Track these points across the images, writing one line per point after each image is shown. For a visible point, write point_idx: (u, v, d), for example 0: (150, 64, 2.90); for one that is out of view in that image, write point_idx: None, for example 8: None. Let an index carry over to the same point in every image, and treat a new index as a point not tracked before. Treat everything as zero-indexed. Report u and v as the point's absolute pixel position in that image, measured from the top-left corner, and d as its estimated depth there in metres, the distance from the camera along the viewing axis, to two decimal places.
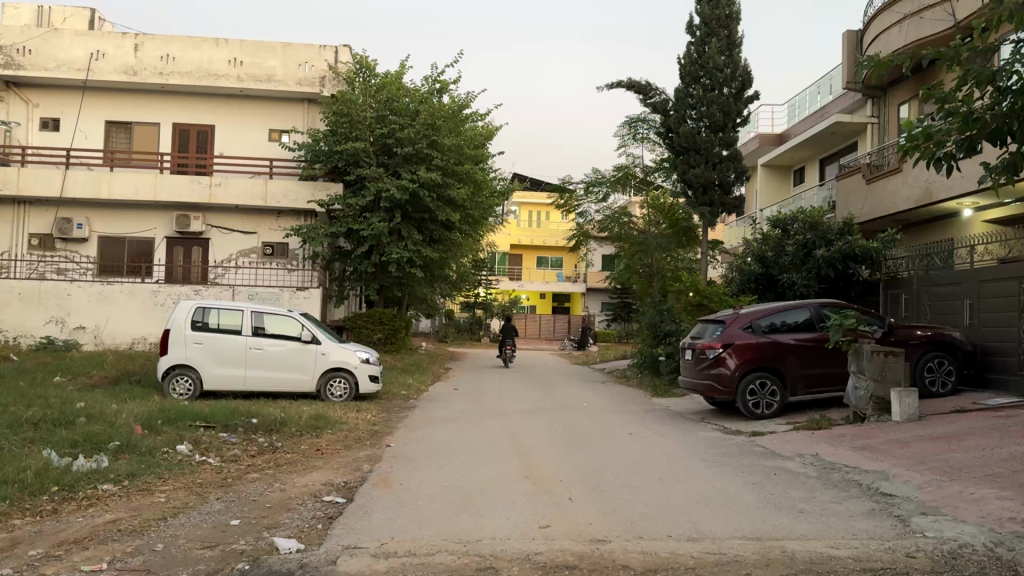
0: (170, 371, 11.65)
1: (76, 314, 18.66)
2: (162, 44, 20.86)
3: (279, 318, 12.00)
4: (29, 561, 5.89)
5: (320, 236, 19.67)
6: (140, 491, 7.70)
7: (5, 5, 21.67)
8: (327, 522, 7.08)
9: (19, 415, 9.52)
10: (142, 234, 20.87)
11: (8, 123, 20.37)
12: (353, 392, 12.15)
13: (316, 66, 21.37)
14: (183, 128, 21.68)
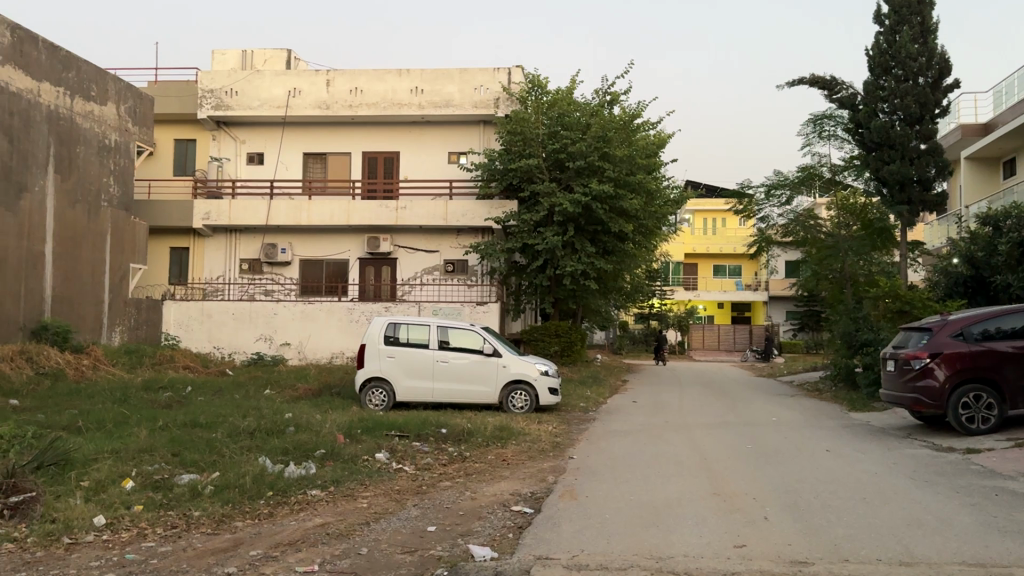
0: (366, 384, 12.41)
1: (282, 331, 20.35)
2: (350, 79, 22.39)
3: (462, 332, 12.45)
4: (251, 560, 6.45)
5: (496, 252, 20.25)
6: (344, 497, 8.23)
7: (215, 52, 24.01)
8: (518, 531, 7.23)
9: (237, 425, 10.48)
10: (337, 256, 22.43)
11: (219, 159, 22.64)
12: (534, 403, 12.34)
13: (491, 88, 22.15)
14: (371, 155, 23.14)
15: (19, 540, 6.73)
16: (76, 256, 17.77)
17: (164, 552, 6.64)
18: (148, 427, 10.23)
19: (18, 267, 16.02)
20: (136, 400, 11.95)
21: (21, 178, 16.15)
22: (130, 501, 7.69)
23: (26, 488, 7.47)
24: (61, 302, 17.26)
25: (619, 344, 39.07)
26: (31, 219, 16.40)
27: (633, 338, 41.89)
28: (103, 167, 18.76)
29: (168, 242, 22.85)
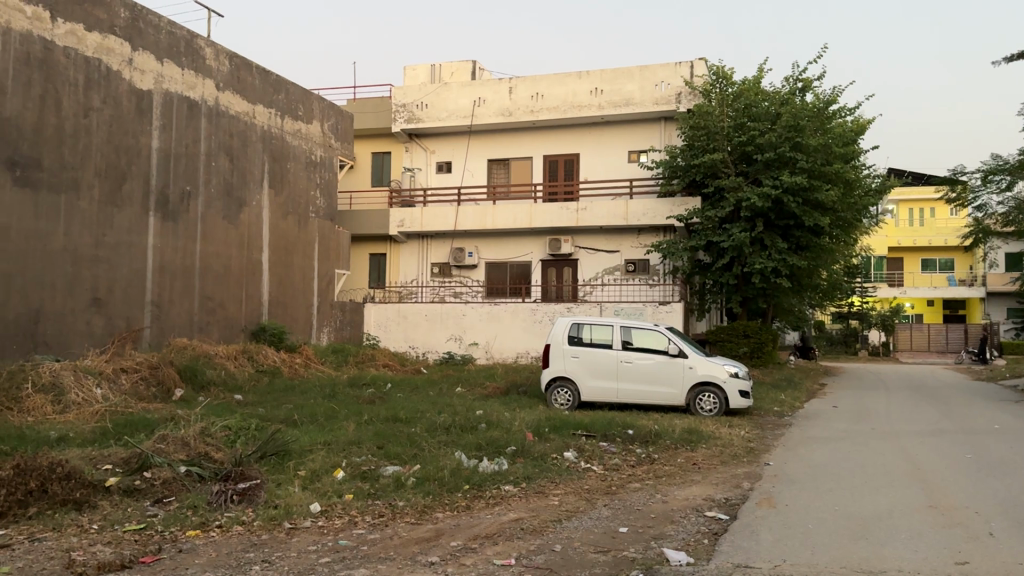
0: (552, 383, 12.62)
1: (471, 331, 21.14)
2: (532, 84, 22.85)
3: (646, 332, 12.33)
4: (452, 551, 6.74)
5: (679, 250, 19.92)
6: (536, 493, 8.40)
7: (406, 68, 25.37)
8: (713, 538, 7.04)
9: (433, 421, 11.02)
10: (520, 258, 23.00)
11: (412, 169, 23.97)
12: (723, 407, 11.93)
13: (672, 84, 21.76)
14: (552, 158, 23.52)
15: (247, 523, 7.43)
16: (288, 263, 19.45)
17: (373, 539, 7.10)
18: (354, 421, 10.97)
19: (241, 275, 17.76)
20: (342, 396, 12.92)
21: (241, 193, 17.88)
22: (341, 491, 8.28)
23: (251, 475, 8.30)
24: (277, 306, 18.95)
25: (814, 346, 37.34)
26: (250, 231, 18.13)
27: (830, 340, 40.43)
28: (310, 181, 20.43)
29: (365, 248, 24.44)
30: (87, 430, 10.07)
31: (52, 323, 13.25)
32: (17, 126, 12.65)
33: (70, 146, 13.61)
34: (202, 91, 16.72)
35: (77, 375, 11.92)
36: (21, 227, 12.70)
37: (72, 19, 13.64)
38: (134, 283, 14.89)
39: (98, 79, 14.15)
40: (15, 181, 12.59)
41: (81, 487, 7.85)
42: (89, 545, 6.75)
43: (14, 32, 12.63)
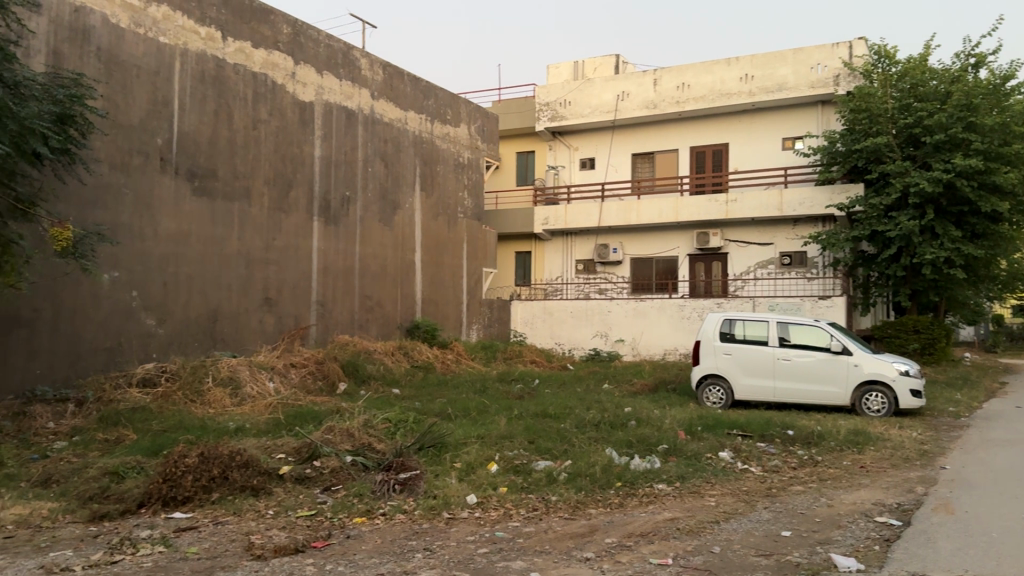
0: (703, 380, 12.37)
1: (617, 328, 21.00)
2: (678, 74, 22.43)
3: (805, 328, 11.79)
4: (607, 548, 6.71)
5: (840, 241, 18.87)
6: (691, 493, 8.22)
7: (549, 67, 25.51)
8: (885, 544, 6.62)
9: (583, 417, 11.02)
10: (667, 253, 22.63)
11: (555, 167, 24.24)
12: (893, 407, 11.18)
13: (830, 65, 20.63)
14: (699, 150, 22.96)
15: (409, 511, 7.73)
16: (440, 263, 20.13)
17: (529, 532, 7.20)
18: (505, 415, 11.18)
19: (395, 275, 18.54)
20: (493, 391, 13.19)
21: (395, 196, 18.66)
22: (496, 483, 8.46)
23: (411, 466, 8.66)
24: (430, 304, 19.65)
25: (992, 341, 34.23)
26: (404, 232, 18.90)
27: (1010, 335, 36.84)
28: (459, 183, 21.04)
29: (510, 248, 24.89)
30: (262, 420, 10.84)
31: (229, 321, 14.38)
32: (195, 139, 13.72)
33: (241, 156, 14.63)
34: (358, 100, 17.57)
35: (252, 370, 12.86)
36: (200, 234, 13.80)
37: (241, 38, 14.68)
38: (300, 284, 15.90)
39: (264, 92, 15.15)
40: (195, 192, 13.69)
41: (258, 474, 8.44)
42: (267, 529, 7.25)
43: (191, 52, 13.70)
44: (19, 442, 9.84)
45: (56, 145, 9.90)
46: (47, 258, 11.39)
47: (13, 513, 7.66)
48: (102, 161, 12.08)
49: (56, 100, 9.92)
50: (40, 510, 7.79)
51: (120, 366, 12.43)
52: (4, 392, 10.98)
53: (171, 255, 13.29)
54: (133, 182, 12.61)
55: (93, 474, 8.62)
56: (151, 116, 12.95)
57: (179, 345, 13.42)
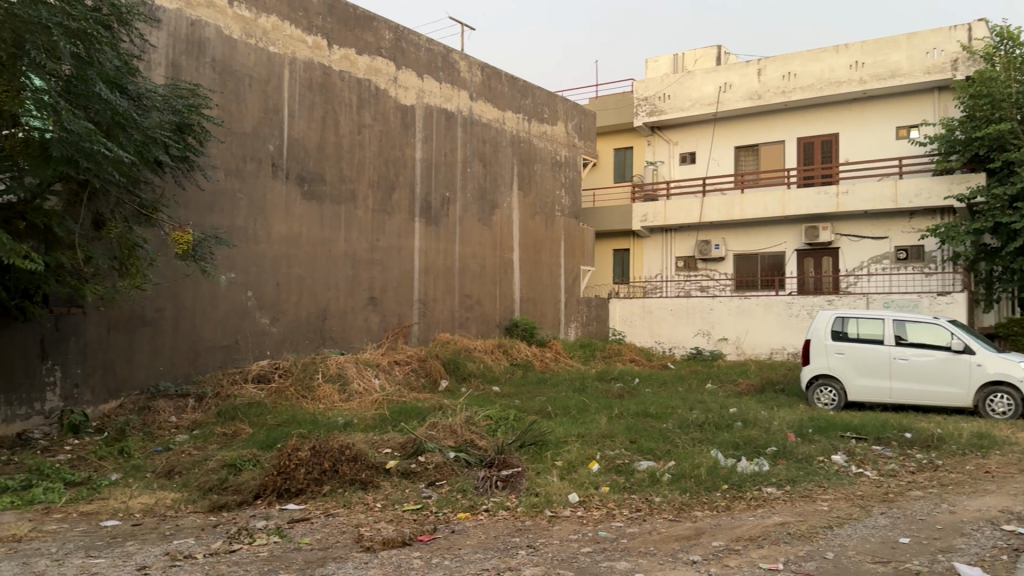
0: (813, 380, 11.94)
1: (719, 326, 20.49)
2: (783, 63, 21.72)
3: (924, 326, 11.20)
4: (714, 551, 6.56)
5: (960, 235, 17.79)
6: (802, 497, 7.92)
7: (648, 61, 25.08)
8: (1016, 554, 6.18)
9: (686, 418, 10.83)
10: (773, 249, 21.94)
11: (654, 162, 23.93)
12: (1021, 409, 10.44)
13: (947, 49, 19.48)
14: (806, 141, 22.16)
15: (512, 508, 7.78)
16: (539, 261, 20.22)
17: (633, 533, 7.11)
18: (606, 414, 11.11)
19: (495, 274, 18.73)
20: (593, 390, 13.12)
21: (494, 196, 18.85)
22: (597, 483, 8.40)
23: (513, 463, 8.73)
24: (528, 302, 19.76)
25: None
26: (503, 231, 19.08)
27: None
28: (556, 181, 21.05)
29: (608, 245, 24.72)
30: (368, 416, 11.16)
31: (337, 320, 14.89)
32: (304, 145, 14.25)
33: (347, 160, 15.11)
34: (458, 102, 17.84)
35: (359, 367, 13.26)
36: (310, 236, 14.34)
37: (345, 45, 15.15)
38: (403, 283, 16.29)
39: (368, 97, 15.59)
40: (304, 195, 14.24)
41: (365, 468, 8.68)
42: (375, 522, 7.44)
43: (299, 61, 14.24)
44: (146, 434, 10.48)
45: (176, 152, 10.49)
46: (169, 261, 12.07)
47: (141, 502, 8.16)
48: (219, 168, 12.71)
49: (175, 110, 10.51)
50: (165, 499, 8.26)
51: (237, 363, 13.09)
52: (132, 387, 11.71)
53: (283, 257, 13.87)
54: (247, 187, 13.21)
55: (213, 466, 9.07)
56: (263, 124, 13.54)
57: (290, 342, 14.01)
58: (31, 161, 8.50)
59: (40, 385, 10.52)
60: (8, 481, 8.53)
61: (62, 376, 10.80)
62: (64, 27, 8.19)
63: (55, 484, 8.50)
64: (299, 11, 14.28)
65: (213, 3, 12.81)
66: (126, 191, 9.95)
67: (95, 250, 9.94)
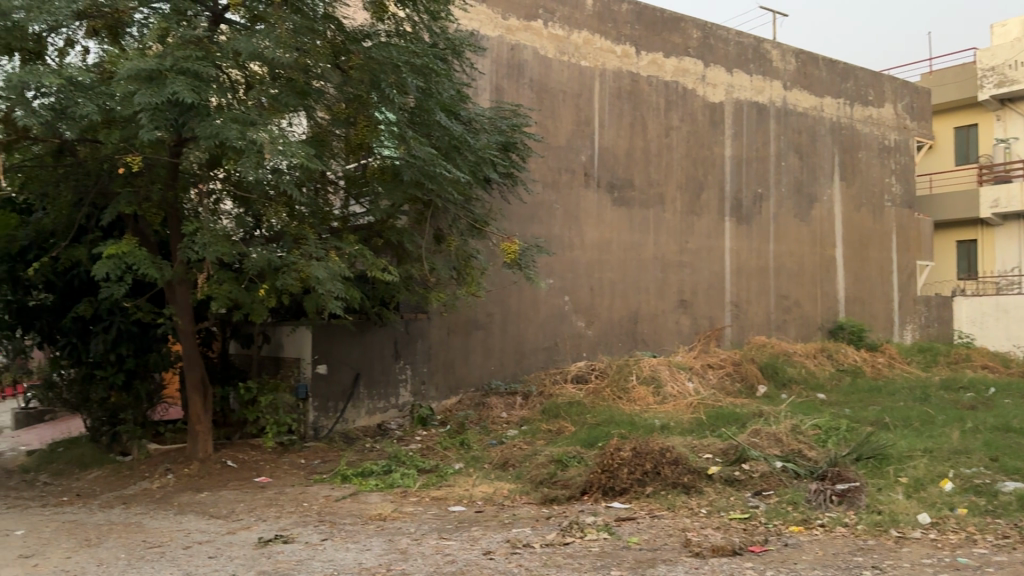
0: None
1: None
2: None
3: None
4: None
5: None
6: None
7: (994, 26, 21.93)
8: None
9: None
10: None
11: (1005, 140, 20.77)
12: None
13: None
14: None
15: (850, 525, 7.20)
16: (865, 258, 18.58)
17: (1001, 561, 6.18)
18: (958, 427, 9.85)
19: (815, 272, 17.61)
20: (937, 399, 11.70)
21: (812, 190, 17.71)
22: (952, 503, 7.47)
23: (849, 477, 8.06)
24: (854, 302, 18.28)
25: None
26: (823, 228, 17.83)
27: None
28: (884, 168, 19.19)
29: (950, 237, 21.94)
30: (687, 419, 11.09)
31: (650, 323, 15.05)
32: (614, 153, 14.61)
33: (656, 164, 15.20)
34: (770, 93, 17.07)
35: (672, 370, 13.25)
36: (621, 241, 14.68)
37: (653, 50, 15.28)
38: (715, 285, 15.99)
39: (676, 99, 15.56)
40: (615, 202, 14.62)
41: (688, 472, 8.62)
42: (702, 528, 7.35)
43: (609, 71, 14.64)
44: (481, 428, 11.47)
45: (502, 169, 11.35)
46: (498, 270, 13.14)
47: (482, 491, 8.93)
48: (538, 181, 13.53)
49: (501, 131, 11.45)
50: (502, 489, 8.97)
51: (557, 363, 13.83)
52: (469, 384, 12.91)
53: (596, 262, 14.36)
54: (563, 198, 13.90)
55: (542, 460, 9.65)
56: (576, 135, 14.14)
57: (605, 345, 14.46)
58: (386, 185, 9.78)
59: (394, 381, 12.04)
60: (374, 466, 9.87)
61: (411, 373, 12.24)
62: (410, 64, 9.40)
63: (410, 470, 9.65)
64: (609, 22, 14.70)
65: (530, 26, 13.69)
66: (461, 208, 10.99)
67: (437, 261, 11.10)
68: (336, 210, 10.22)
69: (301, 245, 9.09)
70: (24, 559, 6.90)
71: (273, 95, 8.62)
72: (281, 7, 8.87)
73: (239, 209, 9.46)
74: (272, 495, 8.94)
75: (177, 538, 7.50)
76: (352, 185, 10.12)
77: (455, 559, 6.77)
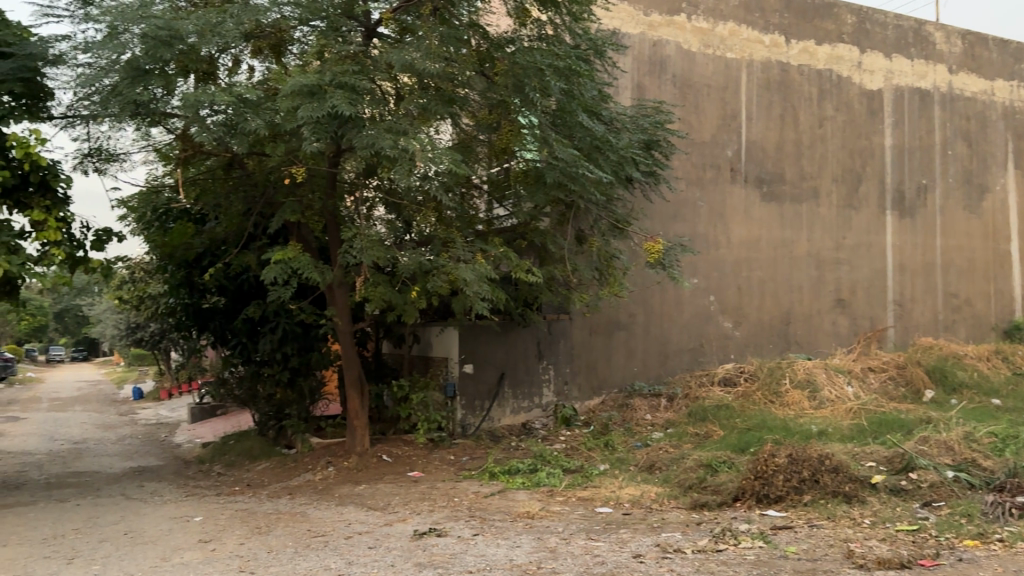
0: None
1: None
2: None
3: None
4: None
5: None
6: None
7: None
8: None
9: None
10: None
11: None
12: None
13: None
14: None
15: None
16: None
17: None
18: None
19: (988, 269, 16.49)
20: None
21: (982, 179, 16.46)
22: None
23: None
24: None
25: None
26: (995, 220, 16.60)
27: None
28: None
29: None
30: (844, 425, 10.54)
31: (802, 324, 14.41)
32: (763, 147, 14.08)
33: (809, 157, 14.52)
34: (935, 78, 15.91)
35: (828, 373, 12.61)
36: (771, 238, 14.14)
37: (804, 37, 14.61)
38: (875, 283, 15.12)
39: (830, 88, 14.78)
40: (764, 197, 14.09)
41: (849, 481, 8.19)
42: (865, 539, 6.95)
43: (757, 63, 14.14)
44: (626, 430, 11.41)
45: (646, 168, 11.20)
46: (640, 270, 13.01)
47: (629, 493, 8.87)
48: (682, 178, 13.26)
49: (643, 130, 11.31)
50: (650, 493, 8.86)
51: (703, 365, 13.52)
52: (612, 385, 12.86)
53: (744, 260, 13.90)
54: (708, 195, 13.57)
55: (691, 464, 9.45)
56: (722, 130, 13.75)
57: (755, 346, 13.97)
58: (529, 188, 9.91)
59: (538, 381, 12.17)
60: (520, 464, 10.03)
61: (555, 374, 12.34)
62: (553, 67, 9.45)
63: (556, 469, 9.73)
64: (756, 12, 14.19)
65: (673, 21, 13.43)
66: (603, 208, 10.83)
67: (580, 262, 11.06)
68: (481, 214, 10.48)
69: (450, 248, 9.35)
70: (204, 543, 7.52)
71: (422, 104, 8.92)
72: (429, 18, 9.20)
73: (391, 215, 9.89)
74: (424, 489, 9.27)
75: (338, 528, 7.93)
76: (495, 189, 10.36)
77: (604, 561, 6.74)
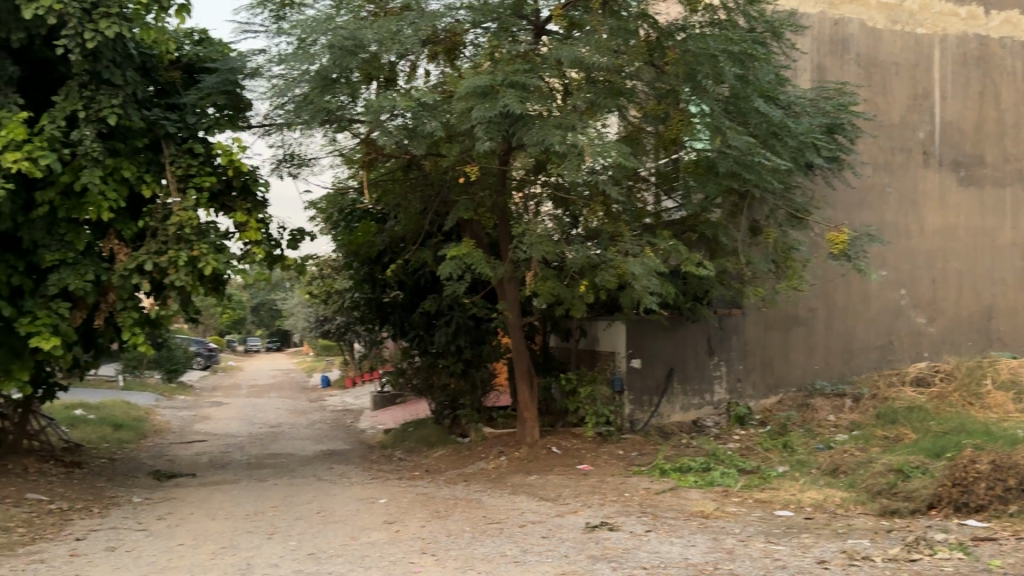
0: None
1: None
2: None
3: None
4: None
5: None
6: None
7: None
8: None
9: None
10: None
11: None
12: None
13: None
14: None
15: None
16: None
17: None
18: None
19: None
20: None
21: None
22: None
23: None
24: None
25: None
26: None
27: None
28: None
29: None
30: None
31: (1006, 319, 13.33)
32: (960, 127, 12.97)
33: (1012, 136, 13.39)
34: None
35: None
36: (969, 226, 13.04)
37: (1006, 8, 13.42)
38: None
39: None
40: (962, 181, 12.98)
41: None
42: None
43: (952, 37, 13.01)
44: (806, 430, 10.87)
45: (828, 153, 10.57)
46: (821, 263, 12.28)
47: (811, 497, 8.43)
48: (868, 163, 12.37)
49: (824, 113, 10.68)
50: (834, 497, 8.38)
51: (892, 364, 12.63)
52: (790, 384, 12.28)
53: (940, 250, 12.87)
54: (898, 180, 12.59)
55: (880, 469, 8.85)
56: (913, 111, 12.72)
57: (952, 344, 12.94)
58: (699, 179, 9.64)
59: (709, 378, 11.85)
60: (692, 462, 9.81)
61: (727, 371, 11.96)
62: (728, 53, 9.03)
63: (731, 470, 9.42)
64: None
65: None
66: (780, 197, 10.36)
67: (755, 253, 10.62)
68: (650, 207, 10.36)
69: (618, 242, 9.30)
70: (388, 524, 7.95)
71: (590, 99, 8.91)
72: (598, 12, 9.18)
73: (559, 210, 10.00)
74: (594, 482, 9.31)
75: (512, 517, 8.12)
76: (663, 181, 10.18)
77: (786, 565, 6.44)
